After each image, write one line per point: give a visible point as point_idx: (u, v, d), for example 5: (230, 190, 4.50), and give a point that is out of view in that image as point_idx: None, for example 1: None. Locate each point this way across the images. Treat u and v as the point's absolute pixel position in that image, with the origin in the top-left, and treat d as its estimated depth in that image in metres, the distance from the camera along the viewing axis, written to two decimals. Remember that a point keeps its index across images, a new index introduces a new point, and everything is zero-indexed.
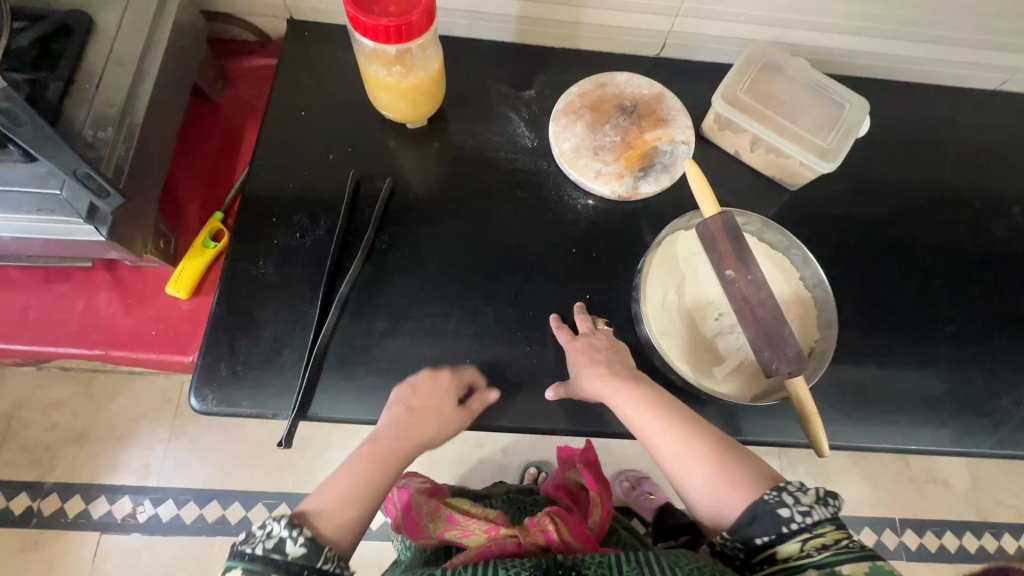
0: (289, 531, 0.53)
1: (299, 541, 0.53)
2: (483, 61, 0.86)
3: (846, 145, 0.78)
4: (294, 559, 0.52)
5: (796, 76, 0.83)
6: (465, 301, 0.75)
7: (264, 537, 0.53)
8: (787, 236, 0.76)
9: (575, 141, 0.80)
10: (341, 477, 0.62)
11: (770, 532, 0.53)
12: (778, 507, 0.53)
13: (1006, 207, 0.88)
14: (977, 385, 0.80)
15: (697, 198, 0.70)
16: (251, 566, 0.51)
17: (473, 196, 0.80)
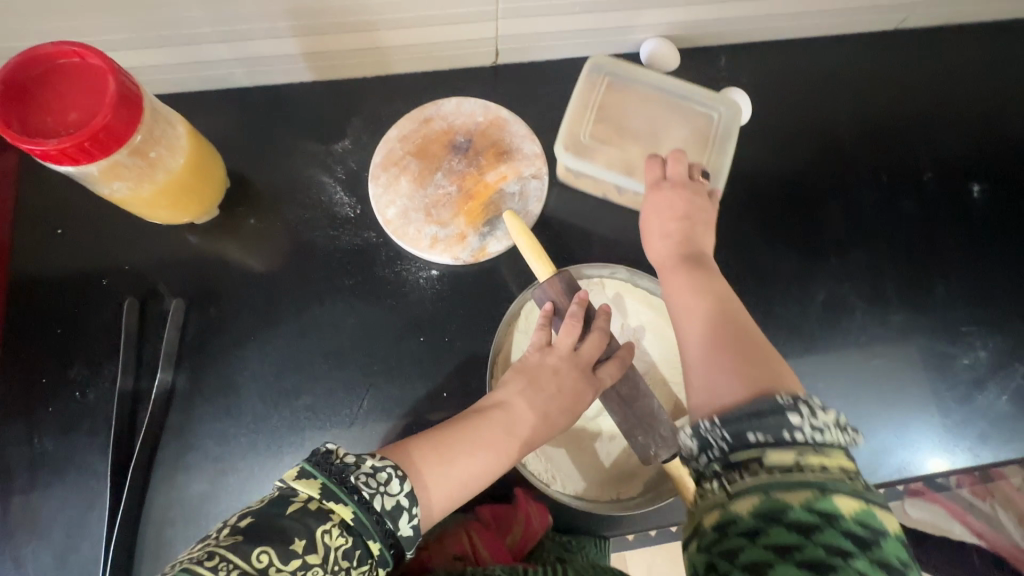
0: (411, 504, 0.42)
1: (413, 522, 0.42)
2: (280, 115, 0.70)
3: (726, 162, 0.64)
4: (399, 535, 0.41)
5: (648, 93, 0.67)
6: (297, 433, 0.60)
7: (380, 486, 0.42)
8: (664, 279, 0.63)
9: (400, 202, 0.65)
10: (465, 460, 0.48)
11: (770, 430, 0.38)
12: (789, 413, 0.38)
13: (935, 172, 0.74)
14: (926, 399, 0.67)
15: (526, 256, 0.58)
16: (364, 518, 0.40)
17: (289, 294, 0.64)
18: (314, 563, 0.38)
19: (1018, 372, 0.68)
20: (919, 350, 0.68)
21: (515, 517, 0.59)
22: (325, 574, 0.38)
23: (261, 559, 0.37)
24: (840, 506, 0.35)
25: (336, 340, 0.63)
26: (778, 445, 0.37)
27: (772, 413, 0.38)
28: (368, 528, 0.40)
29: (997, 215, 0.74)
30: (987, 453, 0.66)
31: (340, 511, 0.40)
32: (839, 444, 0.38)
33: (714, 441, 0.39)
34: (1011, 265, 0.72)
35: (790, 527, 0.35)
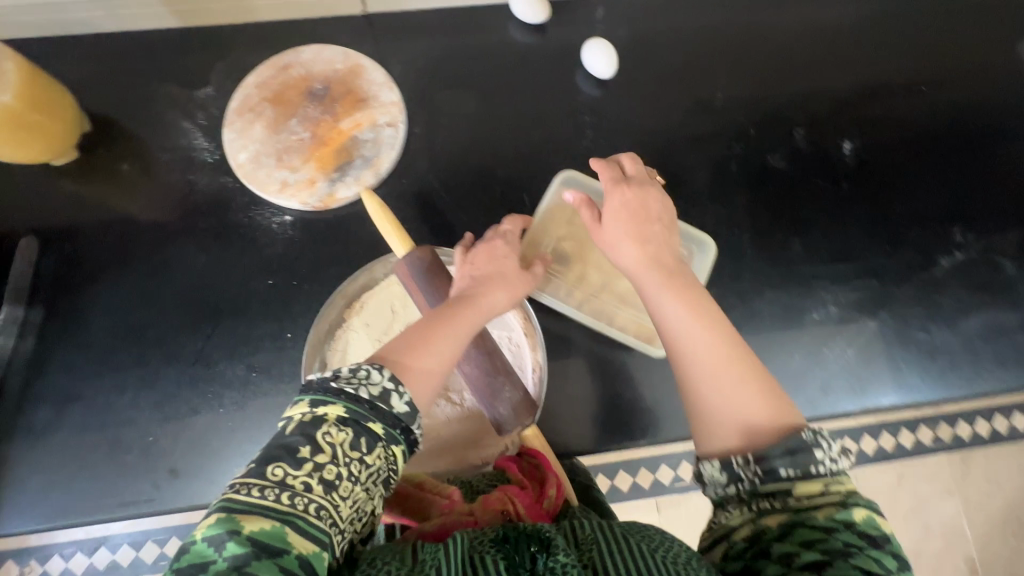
0: (394, 385, 0.43)
1: (404, 399, 0.43)
2: (146, 61, 0.70)
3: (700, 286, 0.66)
4: (396, 412, 0.42)
5: None
6: (143, 367, 0.63)
7: (362, 381, 0.42)
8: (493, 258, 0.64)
9: (253, 147, 0.66)
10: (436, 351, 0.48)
11: (796, 464, 0.40)
12: (812, 449, 0.41)
13: (806, 128, 0.74)
14: (778, 351, 0.68)
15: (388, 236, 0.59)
16: (354, 408, 0.41)
17: (143, 236, 0.66)
18: (325, 461, 0.39)
19: (867, 326, 0.69)
20: (772, 304, 0.69)
21: (551, 478, 0.53)
22: (341, 468, 0.39)
23: (275, 472, 0.38)
24: None
25: (186, 282, 0.65)
26: (806, 479, 0.40)
27: (801, 449, 0.41)
28: (362, 415, 0.41)
29: (866, 173, 0.73)
30: (833, 405, 0.67)
31: (332, 410, 0.40)
32: (838, 464, 0.41)
33: (746, 476, 0.41)
34: (875, 222, 0.72)
35: (807, 544, 0.38)
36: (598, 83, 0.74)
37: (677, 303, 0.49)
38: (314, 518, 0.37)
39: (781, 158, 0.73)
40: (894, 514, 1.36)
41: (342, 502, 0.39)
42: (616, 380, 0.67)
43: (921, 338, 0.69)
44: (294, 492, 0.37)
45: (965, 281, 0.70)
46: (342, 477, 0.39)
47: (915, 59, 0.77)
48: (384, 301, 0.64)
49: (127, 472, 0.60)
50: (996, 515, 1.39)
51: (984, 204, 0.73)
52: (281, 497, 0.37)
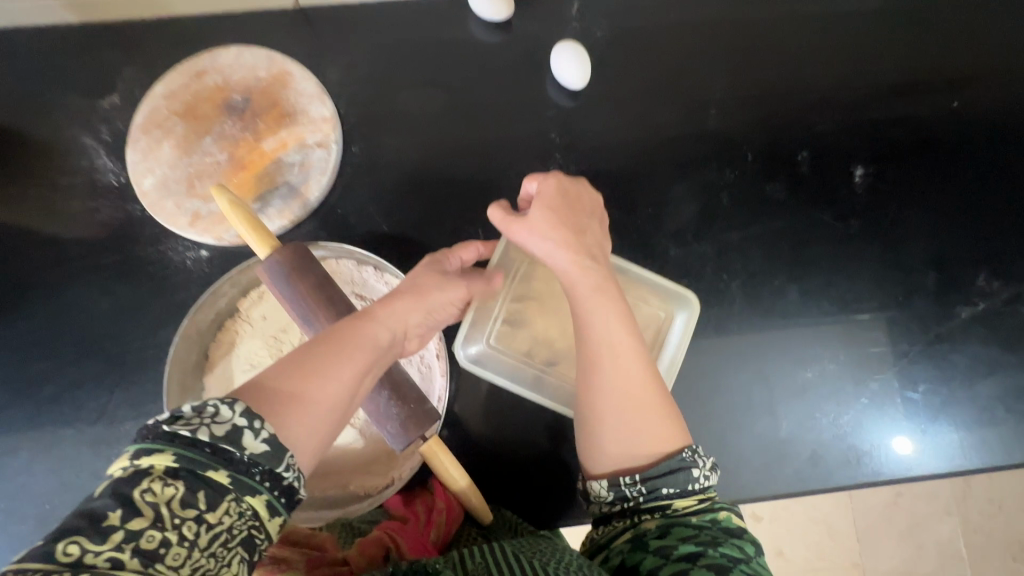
0: (251, 420, 0.31)
1: (264, 436, 0.32)
2: (41, 64, 0.61)
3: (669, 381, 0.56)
4: (253, 456, 0.31)
5: None
6: (38, 423, 0.55)
7: (207, 418, 0.30)
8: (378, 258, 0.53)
9: (161, 171, 0.57)
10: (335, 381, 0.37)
11: (676, 485, 0.42)
12: (690, 468, 0.42)
13: (812, 150, 0.63)
14: (764, 413, 0.59)
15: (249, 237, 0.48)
16: (190, 455, 0.29)
17: (40, 272, 0.58)
18: (143, 527, 0.28)
19: (866, 386, 0.60)
20: (758, 357, 0.60)
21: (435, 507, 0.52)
22: (169, 533, 0.28)
23: (67, 551, 0.26)
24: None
25: (88, 326, 0.57)
26: (683, 495, 0.42)
27: (679, 468, 0.42)
28: (204, 463, 0.30)
29: (879, 204, 0.63)
30: (827, 476, 0.58)
31: (158, 460, 0.29)
32: (709, 480, 0.43)
33: (631, 495, 0.42)
34: (886, 263, 0.62)
35: (681, 540, 0.39)
36: (570, 93, 0.63)
37: (600, 313, 0.45)
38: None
39: (780, 185, 0.63)
40: (888, 533, 1.31)
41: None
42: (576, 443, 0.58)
43: (929, 401, 0.60)
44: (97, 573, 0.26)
45: (984, 335, 0.61)
46: (171, 543, 0.28)
47: (947, 67, 0.65)
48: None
49: (22, 543, 0.54)
50: (1000, 537, 1.32)
51: (1015, 243, 0.63)
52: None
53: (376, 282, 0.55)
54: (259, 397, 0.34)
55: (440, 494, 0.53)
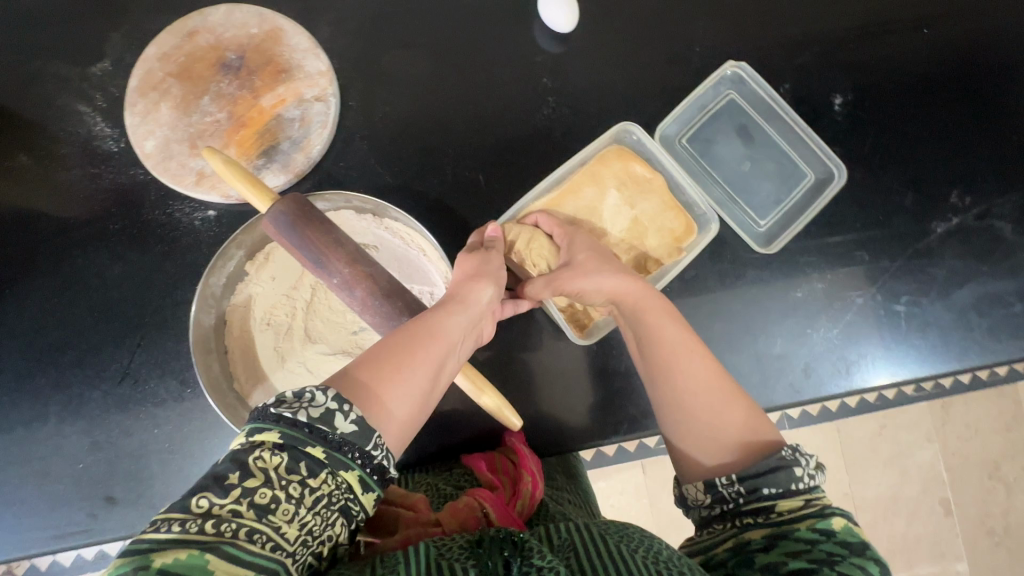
0: (340, 403, 0.36)
1: (352, 417, 0.36)
2: (27, 35, 0.60)
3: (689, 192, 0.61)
4: (343, 437, 0.35)
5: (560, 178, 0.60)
6: (63, 389, 0.57)
7: (305, 403, 0.35)
8: (374, 199, 0.54)
9: (161, 133, 0.57)
10: (409, 364, 0.41)
11: (777, 485, 0.42)
12: (791, 466, 0.42)
13: (796, 80, 0.65)
14: (761, 332, 0.63)
15: (246, 193, 0.49)
16: (291, 434, 0.34)
17: (46, 241, 0.58)
18: (257, 486, 0.33)
19: (853, 301, 0.64)
20: (753, 281, 0.63)
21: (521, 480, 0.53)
22: (279, 493, 0.33)
23: (200, 503, 0.32)
24: (836, 525, 0.39)
25: (102, 291, 0.58)
26: (786, 495, 0.41)
27: (780, 467, 0.42)
28: (301, 439, 0.34)
29: (858, 130, 0.66)
30: (820, 386, 0.63)
31: (266, 435, 0.34)
32: (814, 479, 0.42)
33: (729, 495, 0.43)
34: (868, 186, 0.65)
35: (790, 555, 0.38)
36: (559, 39, 0.65)
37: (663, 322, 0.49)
38: (247, 546, 0.32)
39: (762, 118, 0.65)
40: (876, 462, 1.39)
41: (288, 528, 0.33)
42: (584, 372, 0.62)
43: (911, 312, 0.64)
44: (221, 519, 0.32)
45: (958, 247, 0.65)
46: (281, 501, 0.33)
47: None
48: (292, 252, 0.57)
49: (59, 504, 0.55)
50: (977, 458, 1.41)
51: (986, 161, 0.67)
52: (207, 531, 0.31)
53: (377, 229, 0.57)
54: (342, 385, 0.38)
55: (525, 467, 0.53)
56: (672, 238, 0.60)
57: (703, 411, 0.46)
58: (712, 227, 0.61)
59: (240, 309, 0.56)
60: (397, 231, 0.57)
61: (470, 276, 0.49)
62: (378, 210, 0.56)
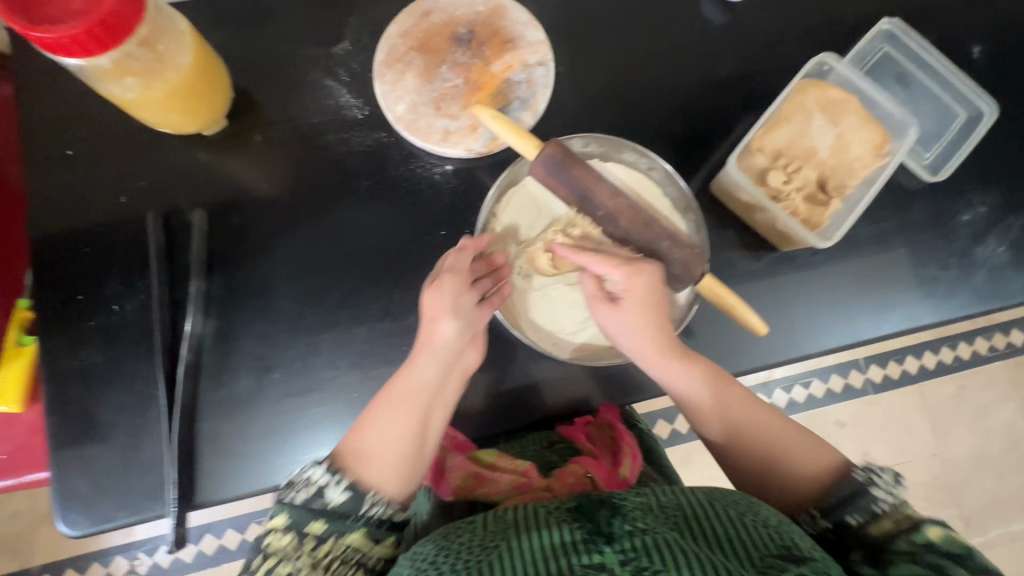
0: (331, 477, 0.51)
1: (341, 487, 0.51)
2: (275, 20, 0.67)
3: (886, 101, 0.65)
4: (337, 505, 0.51)
5: (770, 114, 0.64)
6: (333, 329, 0.63)
7: (304, 485, 0.51)
8: (606, 138, 0.63)
9: (409, 98, 0.65)
10: (376, 421, 0.55)
11: (860, 511, 0.51)
12: (873, 488, 0.51)
13: (942, 32, 0.73)
14: (933, 255, 0.70)
15: (510, 136, 0.58)
16: (316, 522, 0.50)
17: (308, 200, 0.65)
18: (278, 564, 0.49)
19: (1014, 224, 0.71)
20: (923, 209, 0.70)
21: (624, 446, 0.61)
22: (294, 563, 0.49)
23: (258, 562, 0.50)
24: (931, 533, 0.48)
25: (360, 241, 0.65)
26: (872, 521, 0.50)
27: (860, 492, 0.52)
28: (304, 519, 0.50)
29: (1000, 74, 0.73)
30: (985, 300, 0.70)
31: (278, 521, 0.50)
32: (895, 495, 0.51)
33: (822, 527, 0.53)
34: (1016, 121, 0.73)
35: None
36: (731, 5, 0.73)
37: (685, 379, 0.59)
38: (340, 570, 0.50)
39: (916, 67, 0.73)
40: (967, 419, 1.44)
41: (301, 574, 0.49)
42: (779, 297, 0.69)
43: None
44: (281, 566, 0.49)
45: None
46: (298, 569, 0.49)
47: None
48: (528, 197, 0.65)
49: (337, 430, 0.62)
50: None
51: None
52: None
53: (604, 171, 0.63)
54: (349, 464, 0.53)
55: (625, 439, 0.61)
56: (873, 149, 0.64)
57: (764, 448, 0.58)
58: (909, 128, 0.64)
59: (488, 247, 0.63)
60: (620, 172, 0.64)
61: (431, 316, 0.57)
62: (604, 152, 0.64)
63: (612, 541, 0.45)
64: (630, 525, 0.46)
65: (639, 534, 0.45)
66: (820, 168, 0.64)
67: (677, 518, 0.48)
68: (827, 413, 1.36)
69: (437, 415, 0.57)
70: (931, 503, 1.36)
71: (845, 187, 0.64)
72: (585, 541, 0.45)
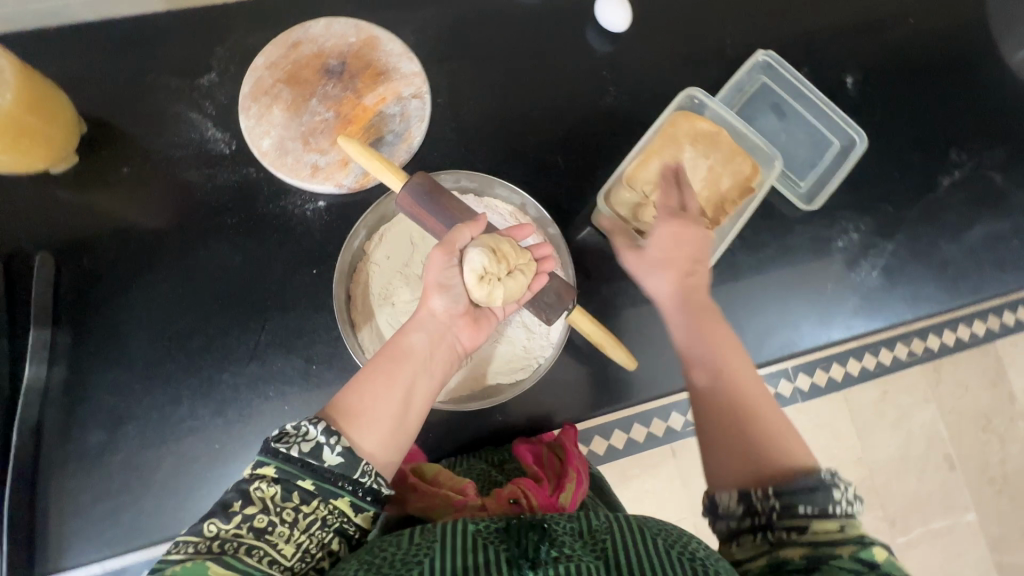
0: (327, 437, 0.42)
1: (337, 450, 0.42)
2: (134, 50, 0.64)
3: (754, 136, 0.68)
4: (330, 467, 0.42)
5: (637, 149, 0.66)
6: (195, 375, 0.60)
7: (300, 437, 0.42)
8: (477, 175, 0.62)
9: (276, 133, 0.63)
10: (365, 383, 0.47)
11: (811, 504, 0.40)
12: (828, 489, 0.41)
13: (814, 64, 0.76)
14: (812, 278, 0.72)
15: (378, 173, 0.56)
16: (286, 469, 0.41)
17: (170, 238, 0.62)
18: (255, 512, 0.40)
19: (885, 248, 0.73)
20: (801, 236, 0.72)
21: (568, 475, 0.57)
22: (272, 517, 0.40)
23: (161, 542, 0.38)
24: (879, 557, 0.37)
25: (225, 281, 0.62)
26: (823, 518, 0.40)
27: (817, 488, 0.41)
28: (294, 472, 0.41)
29: (871, 104, 0.76)
30: (860, 324, 0.72)
31: (264, 469, 0.41)
32: (852, 508, 0.40)
33: (761, 507, 0.42)
34: (885, 149, 0.76)
35: None
36: (613, 37, 0.73)
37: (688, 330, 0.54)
38: (245, 558, 0.38)
39: (792, 97, 0.75)
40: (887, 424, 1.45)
41: (281, 545, 0.40)
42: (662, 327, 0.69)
43: (933, 254, 0.75)
44: (224, 539, 0.39)
45: (963, 196, 0.76)
46: (275, 524, 0.40)
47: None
48: (403, 233, 0.62)
49: (198, 483, 0.59)
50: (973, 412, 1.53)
51: (979, 124, 0.78)
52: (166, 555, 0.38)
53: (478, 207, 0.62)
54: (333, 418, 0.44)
55: (571, 464, 0.57)
56: (745, 181, 0.65)
57: (713, 434, 0.48)
58: (775, 162, 0.68)
59: (361, 286, 0.61)
60: (493, 208, 0.63)
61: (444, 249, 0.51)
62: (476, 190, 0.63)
63: (537, 566, 0.38)
64: (557, 550, 0.39)
65: (564, 559, 0.38)
66: None
67: (604, 540, 0.41)
68: None
69: (423, 388, 0.49)
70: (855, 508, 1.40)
71: (720, 219, 0.66)
72: (507, 563, 0.38)
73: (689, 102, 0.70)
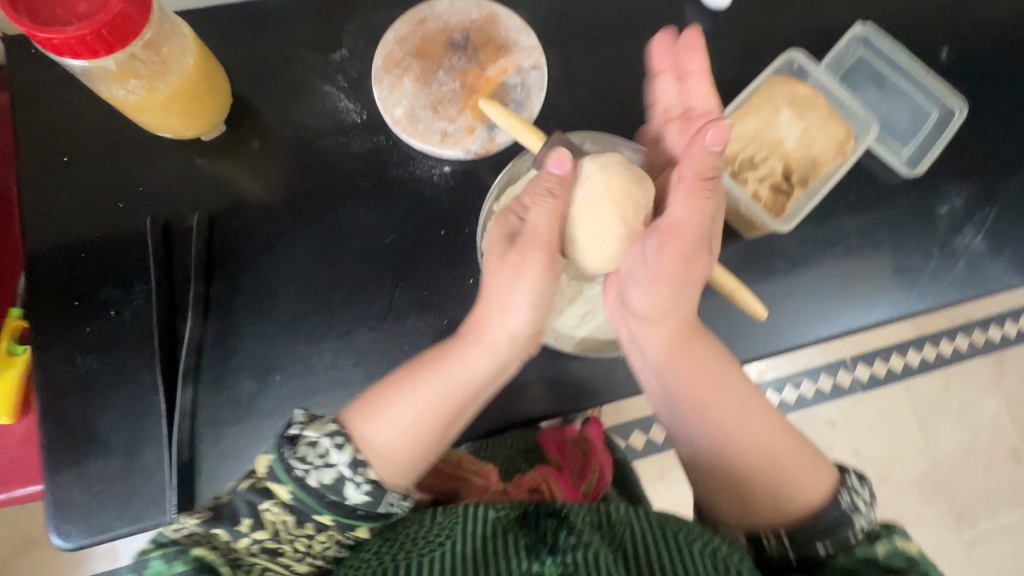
0: (353, 473, 0.46)
1: (362, 488, 0.47)
2: (274, 27, 0.68)
3: (849, 98, 0.70)
4: (353, 502, 0.47)
5: (735, 106, 0.68)
6: (334, 329, 0.63)
7: (319, 458, 0.46)
8: (602, 137, 0.65)
9: (407, 102, 0.67)
10: (392, 405, 0.50)
11: (830, 536, 0.49)
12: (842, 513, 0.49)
13: (912, 34, 0.77)
14: (916, 243, 0.73)
15: (515, 132, 0.61)
16: (304, 497, 0.46)
17: (309, 200, 0.66)
18: (266, 536, 0.46)
19: (988, 214, 0.74)
20: (905, 201, 0.73)
21: (590, 467, 0.68)
22: (283, 543, 0.46)
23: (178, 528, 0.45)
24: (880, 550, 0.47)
25: (361, 239, 0.65)
26: (838, 542, 0.48)
27: (834, 518, 0.49)
28: (312, 502, 0.46)
29: (969, 74, 0.77)
30: (966, 288, 0.73)
31: (279, 493, 0.46)
32: (861, 510, 0.49)
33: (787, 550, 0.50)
34: (984, 118, 0.76)
35: None
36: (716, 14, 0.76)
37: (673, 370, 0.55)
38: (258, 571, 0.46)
39: (888, 69, 0.78)
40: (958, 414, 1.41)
41: (293, 564, 0.47)
42: (773, 290, 0.70)
43: None
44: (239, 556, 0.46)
45: None
46: (286, 547, 0.47)
47: None
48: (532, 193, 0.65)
49: None
50: None
51: None
52: (191, 545, 0.44)
53: None
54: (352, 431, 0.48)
55: (598, 458, 0.69)
56: (836, 144, 0.67)
57: (750, 472, 0.52)
58: (872, 126, 0.69)
59: None
60: None
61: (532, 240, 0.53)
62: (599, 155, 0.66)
63: (555, 553, 0.44)
64: (575, 537, 0.45)
65: (580, 550, 0.44)
66: (785, 159, 0.67)
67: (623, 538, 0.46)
68: (817, 411, 1.34)
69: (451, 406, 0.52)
70: (922, 501, 1.33)
71: (808, 179, 0.68)
72: (529, 547, 0.45)
73: (788, 65, 0.71)
